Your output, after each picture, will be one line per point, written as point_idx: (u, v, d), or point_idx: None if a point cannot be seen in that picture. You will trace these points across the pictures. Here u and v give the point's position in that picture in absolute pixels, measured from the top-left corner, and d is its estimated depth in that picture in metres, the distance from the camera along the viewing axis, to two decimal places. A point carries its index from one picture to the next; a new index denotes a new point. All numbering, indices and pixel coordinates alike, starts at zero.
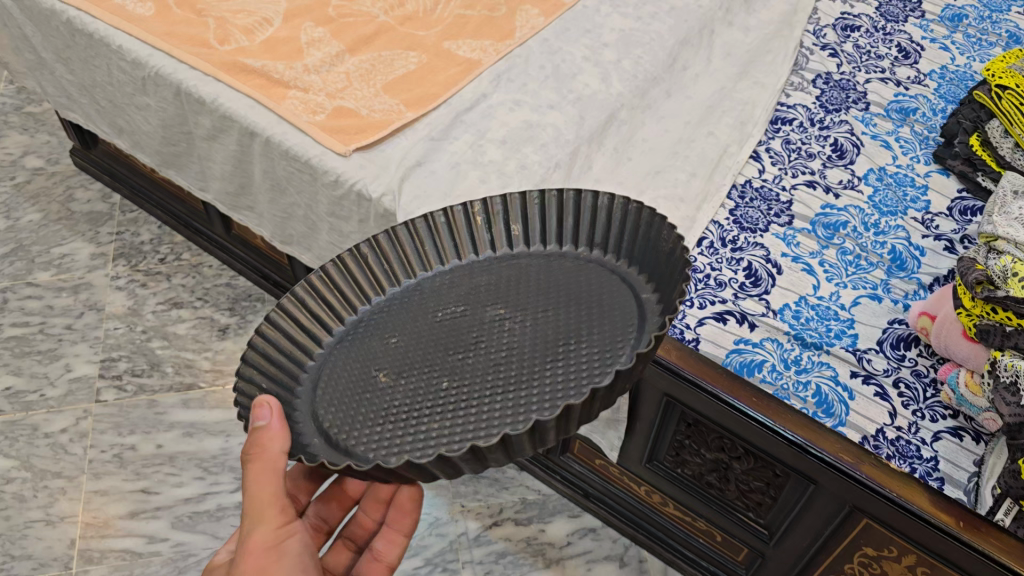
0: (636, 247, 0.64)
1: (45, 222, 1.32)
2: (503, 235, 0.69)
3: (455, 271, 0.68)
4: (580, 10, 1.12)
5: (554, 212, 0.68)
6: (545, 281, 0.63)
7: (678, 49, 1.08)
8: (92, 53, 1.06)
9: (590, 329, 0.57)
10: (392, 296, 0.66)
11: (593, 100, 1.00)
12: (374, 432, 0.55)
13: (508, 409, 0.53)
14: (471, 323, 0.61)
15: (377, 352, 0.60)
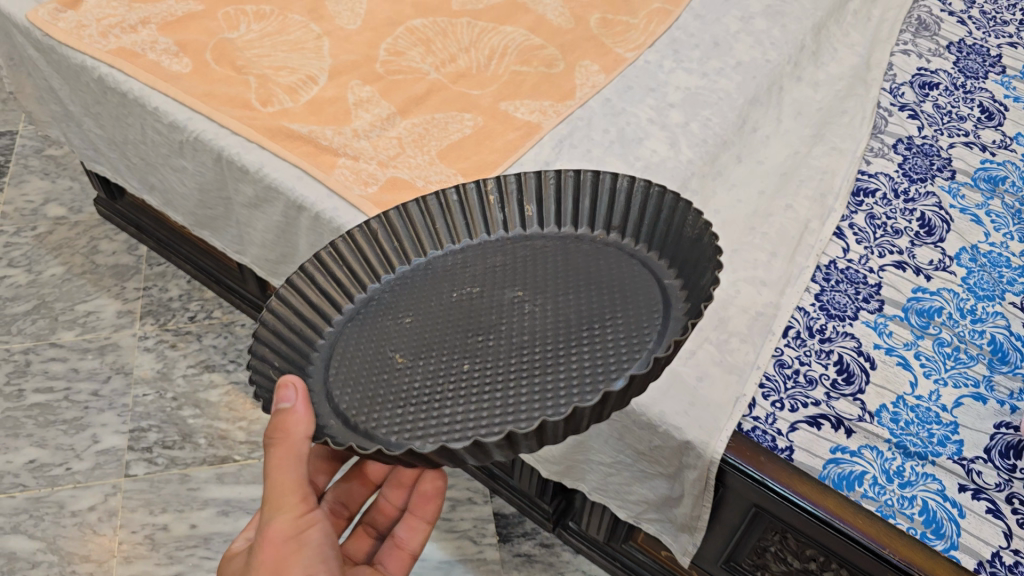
0: (647, 232, 0.75)
1: (68, 276, 1.26)
2: (516, 214, 0.80)
3: (469, 252, 0.78)
4: (642, 64, 1.05)
5: (559, 196, 0.78)
6: (560, 269, 0.73)
7: (746, 110, 1.02)
8: (125, 111, 0.99)
9: (610, 313, 0.68)
10: (408, 276, 0.76)
11: (661, 169, 0.94)
12: (397, 415, 0.63)
13: (532, 391, 0.63)
14: (488, 307, 0.71)
15: (394, 331, 0.70)
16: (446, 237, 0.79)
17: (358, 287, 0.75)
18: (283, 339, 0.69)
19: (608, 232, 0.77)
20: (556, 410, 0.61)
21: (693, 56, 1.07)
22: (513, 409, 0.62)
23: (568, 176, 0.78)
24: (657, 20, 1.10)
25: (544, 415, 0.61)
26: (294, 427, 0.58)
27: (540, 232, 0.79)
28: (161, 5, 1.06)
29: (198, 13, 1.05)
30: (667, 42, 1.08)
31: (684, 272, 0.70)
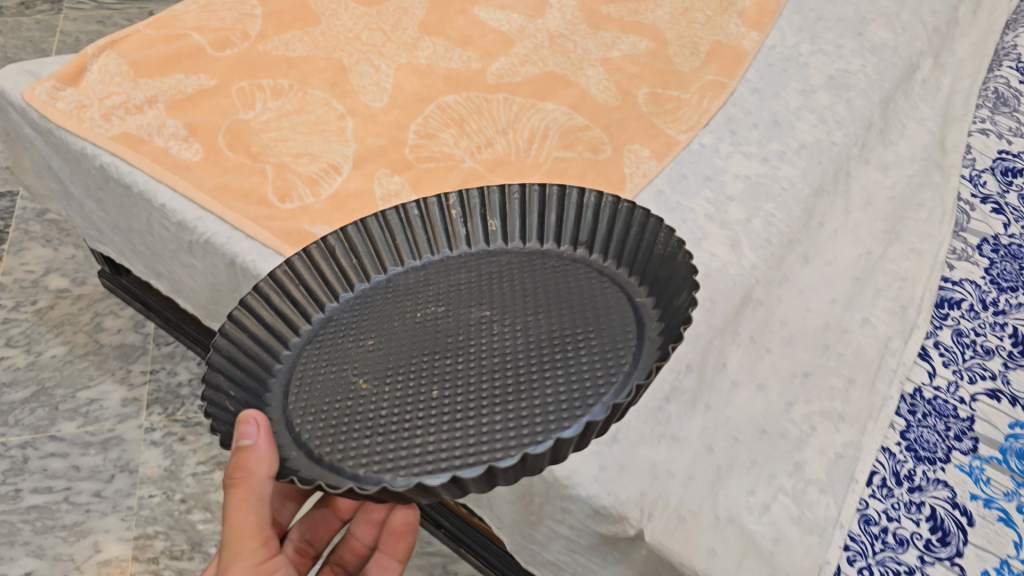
0: (616, 247, 0.70)
1: (70, 357, 1.20)
2: (480, 229, 0.74)
3: (430, 269, 0.72)
4: (697, 148, 0.95)
5: (523, 210, 0.74)
6: (531, 287, 0.68)
7: (812, 202, 0.92)
8: (129, 202, 0.91)
9: (588, 330, 0.62)
10: (367, 295, 0.70)
11: (723, 277, 0.84)
12: (359, 447, 0.56)
13: (509, 417, 0.56)
14: (454, 327, 0.65)
15: (351, 356, 0.63)
16: (405, 253, 0.73)
17: (310, 308, 0.68)
18: (237, 366, 0.62)
19: (575, 248, 0.72)
20: (538, 438, 0.54)
21: (752, 138, 0.97)
22: (490, 438, 0.55)
23: (534, 189, 0.73)
24: (710, 94, 1.01)
25: (525, 444, 0.54)
26: (259, 471, 0.53)
27: (503, 249, 0.73)
28: (169, 80, 0.97)
29: (209, 90, 0.96)
30: (723, 121, 0.98)
31: (656, 284, 0.65)
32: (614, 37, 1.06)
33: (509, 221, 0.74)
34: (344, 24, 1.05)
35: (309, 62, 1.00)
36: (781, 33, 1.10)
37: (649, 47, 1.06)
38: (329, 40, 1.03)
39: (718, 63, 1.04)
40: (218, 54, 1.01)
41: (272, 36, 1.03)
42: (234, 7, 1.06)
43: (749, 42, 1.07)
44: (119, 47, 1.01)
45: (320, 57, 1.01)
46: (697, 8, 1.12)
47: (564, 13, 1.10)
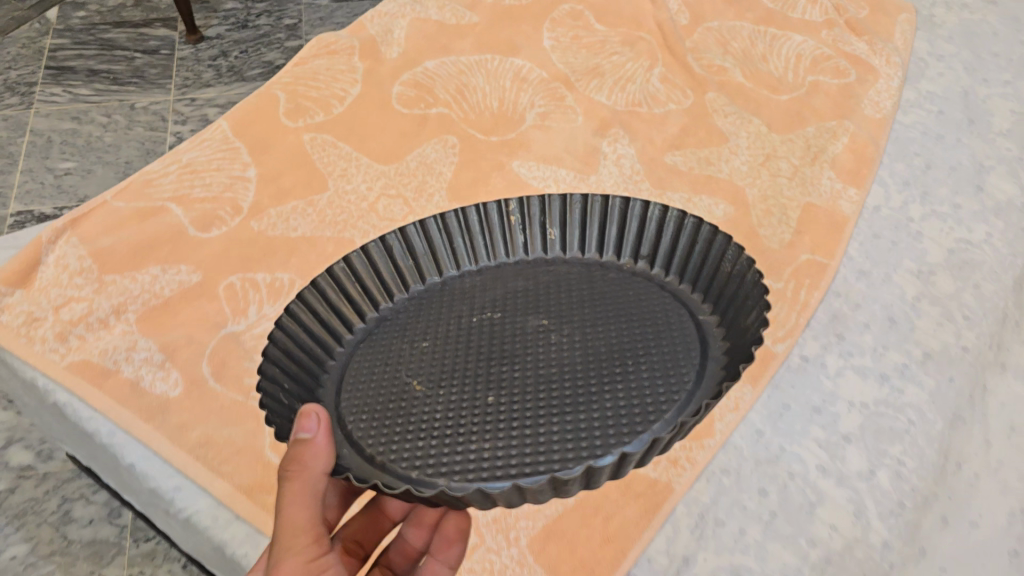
0: (679, 264, 0.71)
1: (32, 558, 1.01)
2: (537, 237, 0.76)
3: (492, 276, 0.73)
4: (798, 363, 0.77)
5: (584, 219, 0.75)
6: (591, 302, 0.67)
7: (948, 437, 0.72)
8: (92, 445, 0.73)
9: (646, 344, 0.62)
10: (426, 301, 0.71)
11: (849, 563, 0.64)
12: (414, 446, 0.56)
13: (566, 432, 0.55)
14: (510, 333, 0.65)
15: (407, 354, 0.64)
16: (466, 259, 0.75)
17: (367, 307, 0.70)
18: (291, 358, 0.63)
19: (634, 259, 0.73)
20: (599, 452, 0.52)
21: (863, 345, 0.79)
22: (547, 448, 0.54)
23: (597, 203, 0.75)
24: (808, 283, 0.82)
25: (582, 458, 0.52)
26: (312, 461, 0.49)
27: (560, 258, 0.75)
28: (141, 277, 0.79)
29: (191, 290, 0.78)
30: (827, 321, 0.80)
31: (721, 309, 0.65)
32: (686, 200, 0.88)
33: (570, 227, 0.76)
34: (357, 191, 0.86)
35: (316, 247, 0.82)
36: (884, 189, 0.91)
37: (728, 212, 0.88)
38: (338, 212, 0.84)
39: (812, 235, 0.86)
40: (202, 236, 0.82)
41: (269, 209, 0.84)
42: (222, 166, 0.87)
43: (847, 205, 0.89)
44: (80, 226, 0.82)
45: (330, 241, 0.82)
46: (779, 154, 0.93)
47: (621, 165, 0.90)
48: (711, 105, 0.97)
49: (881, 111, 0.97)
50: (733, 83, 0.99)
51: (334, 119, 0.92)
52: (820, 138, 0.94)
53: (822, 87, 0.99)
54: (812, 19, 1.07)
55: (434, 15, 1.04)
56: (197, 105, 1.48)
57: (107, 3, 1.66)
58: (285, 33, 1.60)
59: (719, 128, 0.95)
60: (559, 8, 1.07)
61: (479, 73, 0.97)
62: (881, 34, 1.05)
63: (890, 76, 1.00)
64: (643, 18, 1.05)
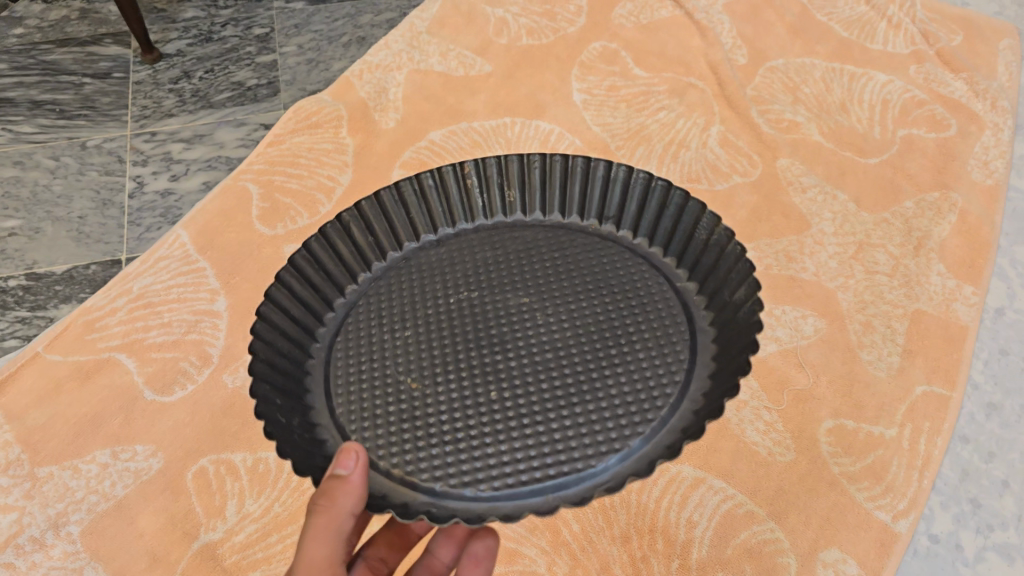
0: (649, 226, 0.65)
1: None
2: (497, 200, 0.68)
3: (457, 242, 0.66)
4: (925, 546, 0.61)
5: (541, 180, 0.67)
6: (575, 270, 0.61)
7: None
8: None
9: (637, 317, 0.58)
10: (390, 279, 0.63)
11: None
12: (428, 454, 0.52)
13: (579, 425, 0.52)
14: (490, 315, 0.59)
15: (384, 347, 0.57)
16: (425, 224, 0.67)
17: (327, 283, 0.63)
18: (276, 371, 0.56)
19: (593, 220, 0.66)
20: (617, 445, 0.51)
21: (1005, 515, 0.63)
22: (565, 444, 0.51)
23: (557, 165, 0.67)
24: (928, 426, 0.65)
25: (603, 451, 0.51)
26: (342, 505, 0.46)
27: (518, 219, 0.67)
28: (86, 468, 0.62)
29: (150, 484, 0.62)
30: (956, 482, 0.64)
31: (697, 274, 0.61)
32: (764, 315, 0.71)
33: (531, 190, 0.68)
34: None
35: None
36: (1005, 285, 0.74)
37: (820, 326, 0.71)
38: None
39: (924, 356, 0.69)
40: (161, 399, 0.66)
41: (246, 356, 0.67)
42: (183, 296, 0.71)
43: (964, 311, 0.71)
44: (7, 395, 0.65)
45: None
46: (873, 241, 0.75)
47: None
48: (785, 175, 0.79)
49: (992, 174, 0.79)
50: (809, 143, 0.81)
51: (321, 221, 0.74)
52: (921, 217, 0.76)
53: (918, 145, 0.80)
54: (897, 50, 0.87)
55: (437, 65, 0.85)
56: (158, 140, 1.27)
57: (48, 16, 1.44)
58: (255, 46, 1.37)
59: (798, 208, 0.77)
60: (589, 48, 0.88)
61: (498, 145, 0.79)
62: (982, 68, 0.86)
63: (998, 125, 0.81)
64: (692, 58, 0.86)
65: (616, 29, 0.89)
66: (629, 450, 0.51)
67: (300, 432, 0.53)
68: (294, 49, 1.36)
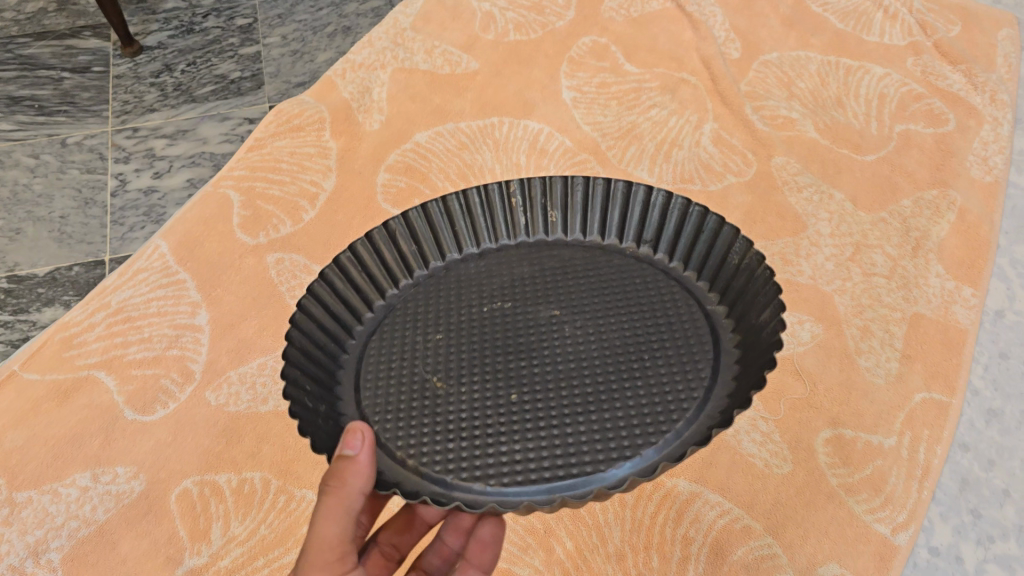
0: (685, 251, 0.64)
1: None
2: (539, 220, 0.67)
3: (497, 255, 0.66)
4: (926, 559, 0.60)
5: (582, 201, 0.67)
6: (606, 288, 0.61)
7: None
8: None
9: (661, 337, 0.57)
10: (427, 289, 0.63)
11: None
12: (446, 448, 0.52)
13: (594, 433, 0.52)
14: (522, 327, 0.59)
15: (419, 351, 0.58)
16: (466, 237, 0.67)
17: (370, 289, 0.63)
18: (310, 359, 0.57)
19: (633, 243, 0.65)
20: (627, 452, 0.51)
21: (1006, 524, 0.62)
22: (577, 450, 0.51)
23: (600, 188, 0.67)
24: (928, 434, 0.64)
25: (614, 459, 0.51)
26: (353, 484, 0.47)
27: (560, 237, 0.67)
28: (66, 492, 0.61)
29: (132, 507, 0.60)
30: (956, 491, 0.63)
31: (727, 297, 0.60)
32: None
33: (573, 209, 0.67)
34: None
35: (296, 428, 0.64)
36: (1005, 286, 0.73)
37: (816, 332, 0.69)
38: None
39: (924, 361, 0.67)
40: (142, 418, 0.64)
41: (228, 372, 0.66)
42: (163, 310, 0.69)
43: (964, 313, 0.70)
44: None
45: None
46: (870, 242, 0.73)
47: None
48: (780, 174, 0.77)
49: (991, 171, 0.77)
50: (805, 140, 0.79)
51: (304, 230, 0.72)
52: (919, 216, 0.74)
53: (916, 140, 0.79)
54: (893, 42, 0.85)
55: (422, 63, 0.83)
56: (140, 136, 1.23)
57: (26, 8, 1.40)
58: (238, 37, 1.34)
59: (793, 208, 0.75)
60: (578, 42, 0.85)
61: (485, 146, 0.77)
62: (981, 60, 0.84)
63: (997, 120, 0.79)
64: (684, 53, 0.84)
65: (605, 23, 0.87)
66: (639, 459, 0.51)
67: (329, 421, 0.54)
68: (278, 40, 1.33)
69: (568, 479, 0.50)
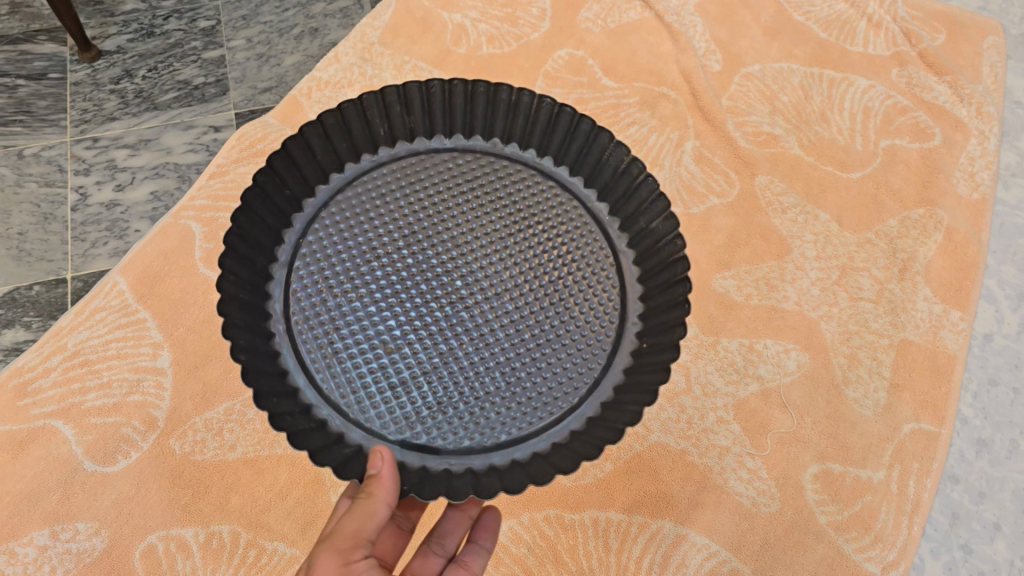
0: (554, 142, 0.58)
1: None
2: (397, 127, 0.58)
3: (369, 174, 0.57)
4: None
5: (437, 99, 0.58)
6: (511, 207, 0.57)
7: None
8: None
9: (572, 261, 0.55)
10: (319, 230, 0.55)
11: None
12: (399, 418, 0.50)
13: (531, 371, 0.51)
14: (425, 267, 0.54)
15: (327, 312, 0.52)
16: (330, 159, 0.57)
17: (256, 255, 0.52)
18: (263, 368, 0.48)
19: (497, 140, 0.59)
20: (569, 385, 0.51)
21: (997, 560, 0.65)
22: (523, 391, 0.51)
23: (459, 87, 0.57)
24: (917, 467, 0.64)
25: (557, 391, 0.51)
26: (379, 496, 0.45)
27: (423, 142, 0.58)
28: (24, 552, 0.60)
29: (93, 566, 0.60)
30: (947, 527, 0.65)
31: (610, 190, 0.57)
32: (748, 351, 0.67)
33: (433, 113, 0.58)
34: None
35: (263, 476, 0.63)
36: (994, 309, 0.73)
37: (803, 361, 0.67)
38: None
39: (911, 390, 0.67)
40: (103, 469, 0.62)
41: (193, 420, 0.64)
42: (123, 352, 0.66)
43: (952, 338, 0.69)
44: None
45: (282, 465, 0.63)
46: (856, 265, 0.72)
47: None
48: (764, 194, 0.74)
49: (978, 187, 0.75)
50: (788, 158, 0.76)
51: None
52: (906, 237, 0.73)
53: (902, 156, 0.76)
54: (878, 53, 0.82)
55: (391, 80, 0.80)
56: (100, 147, 1.04)
57: None
58: (201, 40, 1.12)
59: (777, 230, 0.73)
60: (554, 56, 0.81)
61: None
62: (966, 70, 0.81)
63: (984, 133, 0.78)
64: (664, 65, 0.80)
65: (582, 34, 0.82)
66: (580, 389, 0.51)
67: (315, 437, 0.47)
68: (243, 43, 1.11)
69: (549, 417, 0.50)
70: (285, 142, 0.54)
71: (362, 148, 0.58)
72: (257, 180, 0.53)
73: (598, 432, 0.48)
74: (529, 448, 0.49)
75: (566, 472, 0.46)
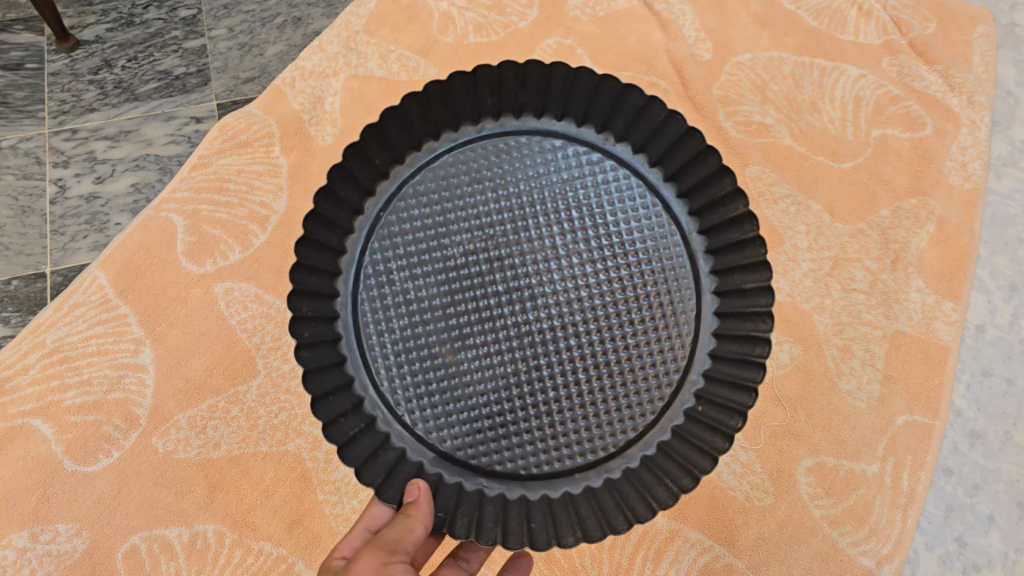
0: (663, 160, 0.52)
1: None
2: (508, 102, 0.52)
3: (462, 154, 0.52)
4: None
5: (571, 85, 0.52)
6: (595, 222, 0.51)
7: None
8: None
9: (651, 290, 0.50)
10: (395, 218, 0.51)
11: None
12: (459, 429, 0.50)
13: (588, 409, 0.50)
14: (494, 283, 0.50)
15: (395, 315, 0.50)
16: (428, 125, 0.52)
17: (330, 233, 0.50)
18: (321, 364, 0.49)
19: (610, 137, 0.53)
20: (621, 428, 0.50)
21: (991, 552, 0.66)
22: (578, 430, 0.50)
23: (588, 78, 0.51)
24: (911, 459, 0.64)
25: (606, 434, 0.50)
26: (419, 518, 0.45)
27: (530, 124, 0.53)
28: (3, 554, 0.61)
29: (73, 569, 0.61)
30: (941, 519, 0.66)
31: (716, 231, 0.51)
32: None
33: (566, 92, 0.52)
34: (289, 383, 0.65)
35: (249, 475, 0.62)
36: (986, 299, 0.73)
37: (798, 353, 0.67)
38: (271, 411, 0.64)
39: (905, 382, 0.67)
40: (83, 468, 0.63)
41: (175, 417, 0.64)
42: (103, 348, 0.65)
43: (945, 329, 0.68)
44: None
45: (267, 462, 0.63)
46: (848, 255, 0.71)
47: None
48: (755, 184, 0.73)
49: (970, 177, 0.74)
50: (780, 148, 0.75)
51: (255, 257, 0.68)
52: (898, 227, 0.72)
53: (895, 145, 0.75)
54: (868, 41, 0.79)
55: (377, 70, 0.78)
56: (80, 138, 1.02)
57: None
58: (182, 29, 1.08)
59: (769, 221, 0.72)
60: (542, 45, 0.79)
61: None
62: (957, 58, 0.79)
63: (975, 123, 0.76)
64: (653, 54, 0.79)
65: (571, 23, 0.80)
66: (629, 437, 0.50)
67: (369, 439, 0.48)
68: (225, 32, 1.07)
69: (593, 458, 0.50)
70: (380, 115, 0.51)
71: (464, 117, 0.52)
72: (348, 154, 0.50)
73: (636, 500, 0.48)
74: (560, 489, 0.49)
75: (588, 539, 0.47)
